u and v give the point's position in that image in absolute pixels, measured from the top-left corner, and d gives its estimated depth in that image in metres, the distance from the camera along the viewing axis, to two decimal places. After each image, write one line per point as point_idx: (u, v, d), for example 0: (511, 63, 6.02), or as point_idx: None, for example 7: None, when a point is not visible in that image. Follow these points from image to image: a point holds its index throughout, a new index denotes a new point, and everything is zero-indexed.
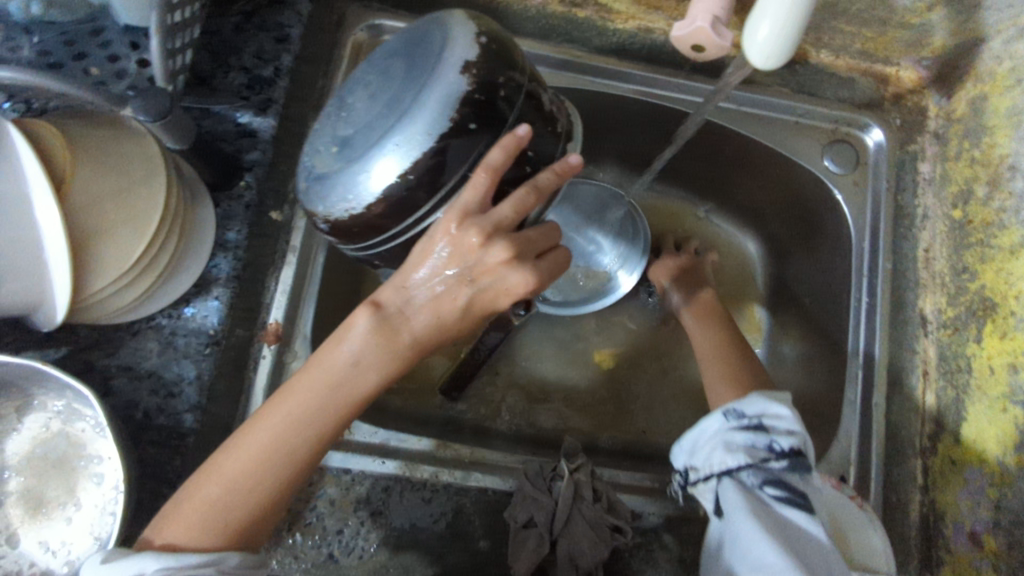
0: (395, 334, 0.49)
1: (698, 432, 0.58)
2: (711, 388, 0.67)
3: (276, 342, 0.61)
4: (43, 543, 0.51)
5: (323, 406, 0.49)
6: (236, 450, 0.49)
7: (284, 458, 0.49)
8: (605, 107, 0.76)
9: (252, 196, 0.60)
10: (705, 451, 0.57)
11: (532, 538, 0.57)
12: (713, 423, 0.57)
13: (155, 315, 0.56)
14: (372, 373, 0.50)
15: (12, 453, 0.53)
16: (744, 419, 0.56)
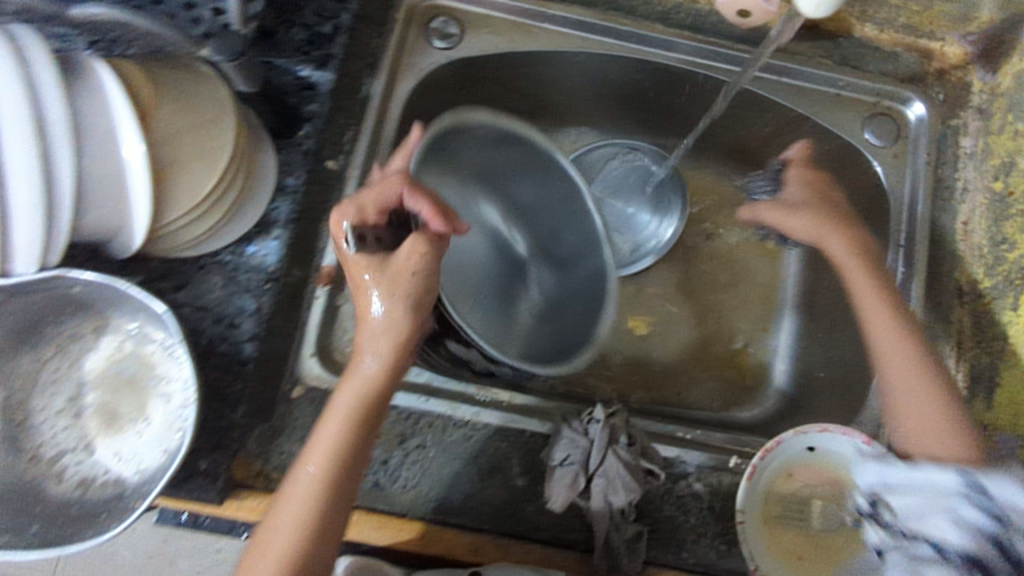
0: (363, 369, 0.55)
1: (917, 477, 0.50)
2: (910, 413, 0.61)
3: (329, 284, 0.64)
4: (117, 452, 0.56)
5: (324, 448, 0.54)
6: (275, 520, 0.53)
7: (310, 503, 0.52)
8: (649, 74, 0.78)
9: (310, 144, 0.63)
10: (920, 503, 0.48)
11: (568, 476, 0.60)
12: (942, 479, 0.48)
13: (220, 252, 0.60)
14: (351, 402, 0.55)
15: (88, 371, 0.57)
16: (983, 499, 0.45)
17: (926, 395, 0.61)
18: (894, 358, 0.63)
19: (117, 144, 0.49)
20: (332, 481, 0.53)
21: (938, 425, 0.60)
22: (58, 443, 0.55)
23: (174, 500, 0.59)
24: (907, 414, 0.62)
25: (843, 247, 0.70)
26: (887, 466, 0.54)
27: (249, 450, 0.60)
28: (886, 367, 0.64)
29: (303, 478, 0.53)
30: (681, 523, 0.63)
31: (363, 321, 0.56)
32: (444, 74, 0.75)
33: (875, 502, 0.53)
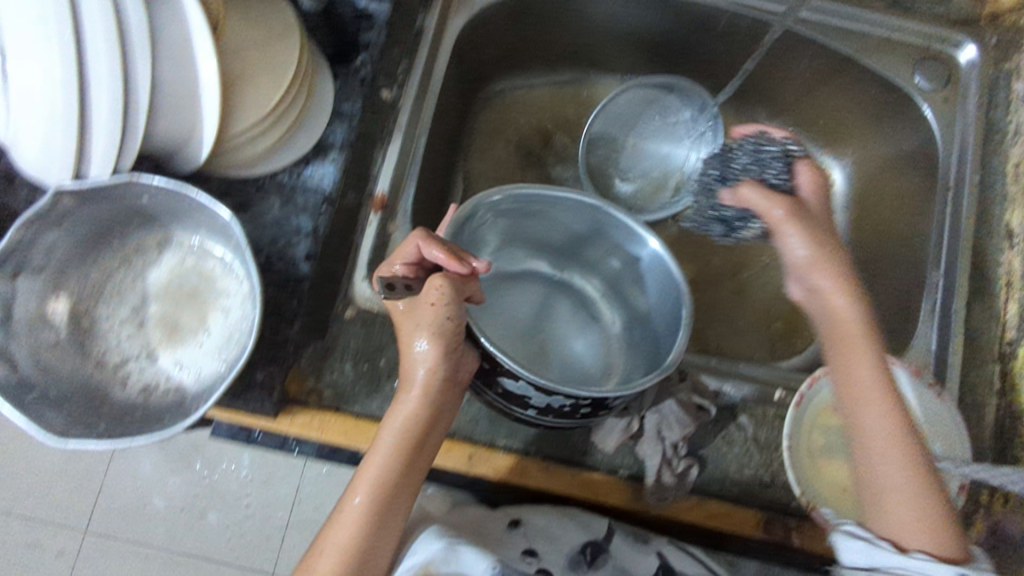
0: (405, 402, 0.56)
1: (914, 563, 0.46)
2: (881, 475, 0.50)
3: (382, 210, 0.64)
4: (177, 362, 0.57)
5: (370, 478, 0.54)
6: (319, 553, 0.52)
7: (355, 534, 0.52)
8: (694, 20, 0.79)
9: (367, 72, 0.66)
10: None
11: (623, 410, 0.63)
12: (941, 571, 0.45)
13: (279, 173, 0.61)
14: (396, 434, 0.56)
15: (152, 283, 0.58)
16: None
17: (908, 475, 0.49)
18: (882, 433, 0.51)
19: (191, 53, 0.50)
20: (377, 511, 0.53)
21: (921, 514, 0.48)
22: (122, 351, 0.56)
23: (229, 412, 0.60)
24: (884, 499, 0.50)
25: (846, 306, 0.54)
26: (875, 543, 0.48)
27: (303, 367, 0.61)
28: (866, 442, 0.51)
29: (349, 508, 0.53)
30: (726, 455, 0.64)
31: (405, 359, 0.57)
32: (497, 14, 0.75)
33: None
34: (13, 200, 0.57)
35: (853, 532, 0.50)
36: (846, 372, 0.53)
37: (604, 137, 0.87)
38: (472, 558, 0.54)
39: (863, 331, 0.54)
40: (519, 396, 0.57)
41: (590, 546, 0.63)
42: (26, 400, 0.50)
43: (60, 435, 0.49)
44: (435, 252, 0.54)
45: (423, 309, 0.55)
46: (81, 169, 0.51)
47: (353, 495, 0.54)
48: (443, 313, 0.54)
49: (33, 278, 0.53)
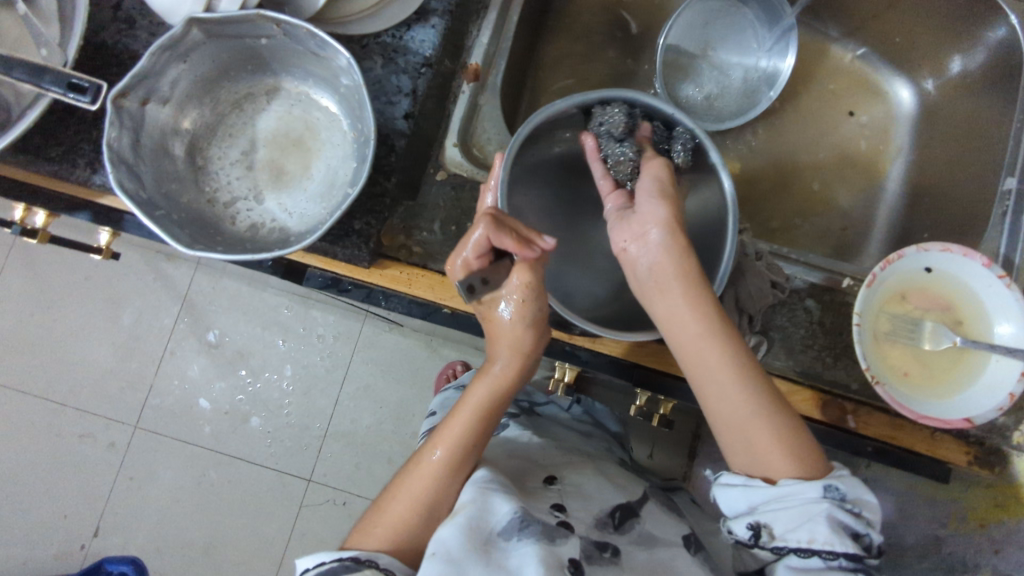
0: (494, 371, 0.61)
1: (785, 488, 0.48)
2: (737, 422, 0.51)
3: (475, 80, 0.68)
4: (281, 204, 0.60)
5: (452, 436, 0.58)
6: (394, 496, 0.56)
7: (431, 484, 0.56)
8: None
9: None
10: (788, 514, 0.47)
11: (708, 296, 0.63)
12: (810, 492, 0.47)
13: (382, 34, 0.63)
14: (481, 398, 0.60)
15: (262, 129, 0.62)
16: (843, 505, 0.47)
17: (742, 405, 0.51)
18: (716, 374, 0.52)
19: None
20: (455, 466, 0.57)
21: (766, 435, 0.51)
22: (232, 190, 0.60)
23: (323, 261, 0.63)
24: (738, 434, 0.52)
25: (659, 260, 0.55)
26: (751, 483, 0.50)
27: (394, 224, 0.64)
28: (699, 371, 0.53)
29: (428, 463, 0.57)
30: (791, 333, 0.67)
31: (494, 333, 0.60)
32: None
33: (753, 528, 0.49)
34: (135, 43, 0.61)
35: (731, 481, 0.52)
36: (676, 328, 0.54)
37: (677, 50, 0.87)
38: (497, 501, 0.54)
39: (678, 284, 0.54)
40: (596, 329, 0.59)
41: (619, 511, 0.62)
42: (154, 214, 0.53)
43: (188, 246, 0.52)
44: (503, 242, 0.54)
45: (506, 301, 0.58)
46: (211, 2, 0.54)
47: (430, 454, 0.58)
48: (528, 305, 0.57)
49: (158, 106, 0.56)
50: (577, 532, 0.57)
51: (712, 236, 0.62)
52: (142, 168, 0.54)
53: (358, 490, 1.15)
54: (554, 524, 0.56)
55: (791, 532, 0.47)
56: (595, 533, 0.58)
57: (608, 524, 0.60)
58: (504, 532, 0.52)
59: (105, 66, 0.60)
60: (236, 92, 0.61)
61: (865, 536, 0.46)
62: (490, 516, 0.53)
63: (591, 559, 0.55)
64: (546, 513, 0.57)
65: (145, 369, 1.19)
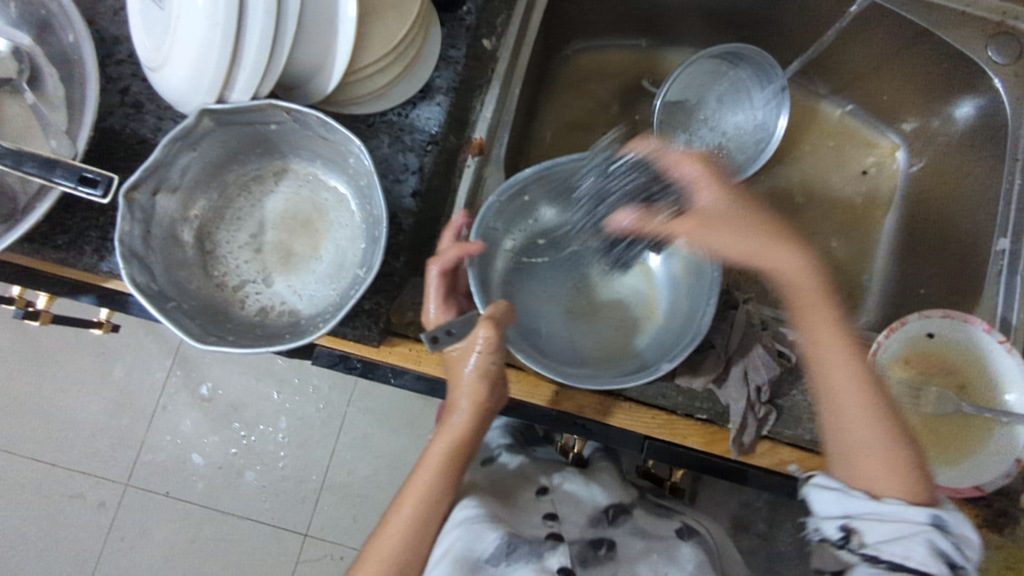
0: (452, 425, 0.57)
1: (889, 506, 0.53)
2: (856, 443, 0.56)
3: (479, 154, 0.68)
4: (290, 287, 0.60)
5: (417, 495, 0.57)
6: (366, 558, 0.55)
7: (402, 545, 0.55)
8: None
9: (472, 20, 0.68)
10: (885, 528, 0.52)
11: (710, 358, 0.65)
12: (913, 514, 0.52)
13: (388, 113, 0.65)
14: (440, 455, 0.57)
15: (270, 211, 0.62)
16: (946, 536, 0.51)
17: (877, 428, 0.56)
18: (849, 398, 0.57)
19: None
20: (424, 523, 0.56)
21: (877, 454, 0.56)
22: (241, 273, 0.59)
23: (333, 340, 0.63)
24: (852, 447, 0.57)
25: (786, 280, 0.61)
26: (851, 493, 0.54)
27: (403, 300, 0.64)
28: (834, 397, 0.58)
29: (397, 519, 0.56)
30: (800, 402, 0.66)
31: (452, 386, 0.57)
32: None
33: (845, 530, 0.54)
34: (141, 127, 0.61)
35: (827, 484, 0.56)
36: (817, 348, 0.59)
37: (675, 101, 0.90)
38: (483, 530, 0.58)
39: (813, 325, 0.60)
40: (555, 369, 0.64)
41: (611, 507, 0.67)
42: (165, 306, 0.52)
43: (200, 339, 0.51)
44: (449, 260, 0.58)
45: (471, 357, 0.55)
46: (224, 93, 0.55)
47: (399, 513, 0.57)
48: (492, 361, 0.55)
49: (170, 197, 0.56)
50: (566, 540, 0.61)
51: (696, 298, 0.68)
52: (152, 260, 0.54)
53: (356, 544, 1.13)
54: (543, 538, 0.60)
55: (886, 544, 0.51)
56: (591, 532, 0.64)
57: (602, 519, 0.66)
58: (493, 558, 0.57)
59: (113, 151, 0.60)
60: (243, 175, 0.62)
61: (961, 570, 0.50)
62: (478, 543, 0.57)
63: (586, 565, 0.61)
64: (539, 525, 0.62)
65: (137, 426, 1.17)
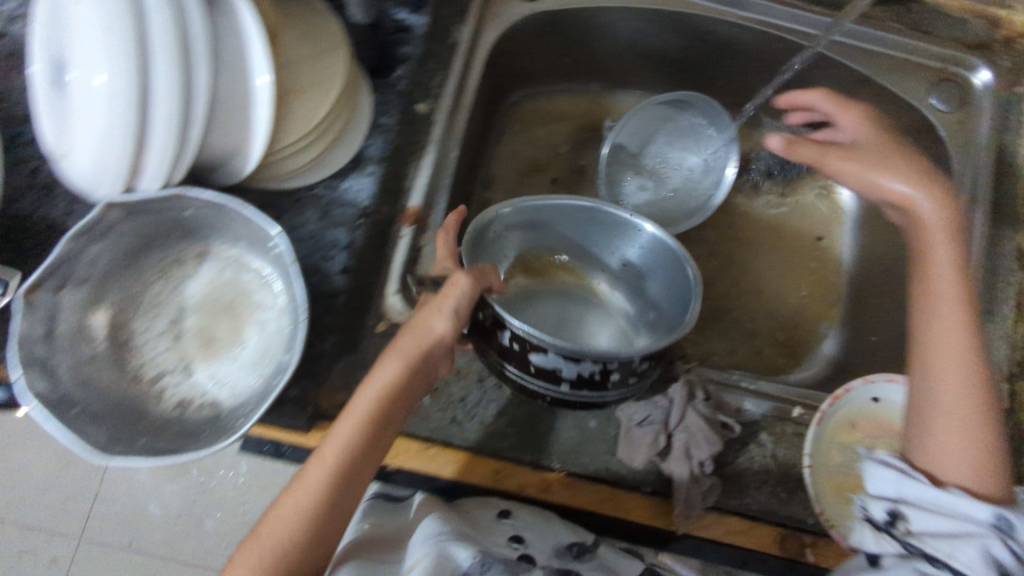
0: (389, 377, 0.50)
1: (946, 497, 0.49)
2: (936, 418, 0.52)
3: (415, 224, 0.64)
4: (211, 375, 0.57)
5: (338, 453, 0.48)
6: (270, 519, 0.46)
7: (314, 508, 0.46)
8: (706, 34, 0.79)
9: (404, 85, 0.66)
10: (938, 521, 0.48)
11: (648, 434, 0.61)
12: (973, 510, 0.47)
13: (316, 187, 0.62)
14: (371, 406, 0.49)
15: (190, 294, 0.59)
16: (1012, 542, 0.45)
17: (962, 398, 0.52)
18: (939, 365, 0.53)
19: (250, 63, 0.51)
20: (345, 489, 0.48)
21: (960, 446, 0.51)
22: (159, 363, 0.57)
23: (259, 427, 0.60)
24: (925, 415, 0.53)
25: (937, 210, 0.59)
26: (908, 475, 0.51)
27: (334, 381, 0.60)
28: (930, 364, 0.54)
29: (312, 479, 0.47)
30: (745, 470, 0.64)
31: (408, 330, 0.51)
32: (530, 25, 0.76)
33: (891, 514, 0.51)
34: (51, 210, 0.58)
35: (888, 462, 0.53)
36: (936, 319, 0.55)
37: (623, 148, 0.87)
38: (456, 548, 0.49)
39: (940, 199, 0.59)
40: (551, 370, 0.54)
41: (576, 544, 0.58)
42: (68, 414, 0.50)
43: (103, 452, 0.49)
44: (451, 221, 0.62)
45: (441, 307, 0.51)
46: (132, 182, 0.52)
47: (313, 473, 0.47)
48: (463, 314, 0.52)
49: (76, 290, 0.54)
50: (540, 564, 0.53)
51: (674, 303, 0.64)
52: (58, 360, 0.52)
53: None
54: (516, 559, 0.52)
55: (932, 538, 0.48)
56: (557, 562, 0.54)
57: (567, 553, 0.56)
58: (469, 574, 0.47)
59: (20, 237, 0.57)
60: (162, 259, 0.59)
61: None
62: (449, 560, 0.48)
63: None
64: (505, 547, 0.53)
65: None
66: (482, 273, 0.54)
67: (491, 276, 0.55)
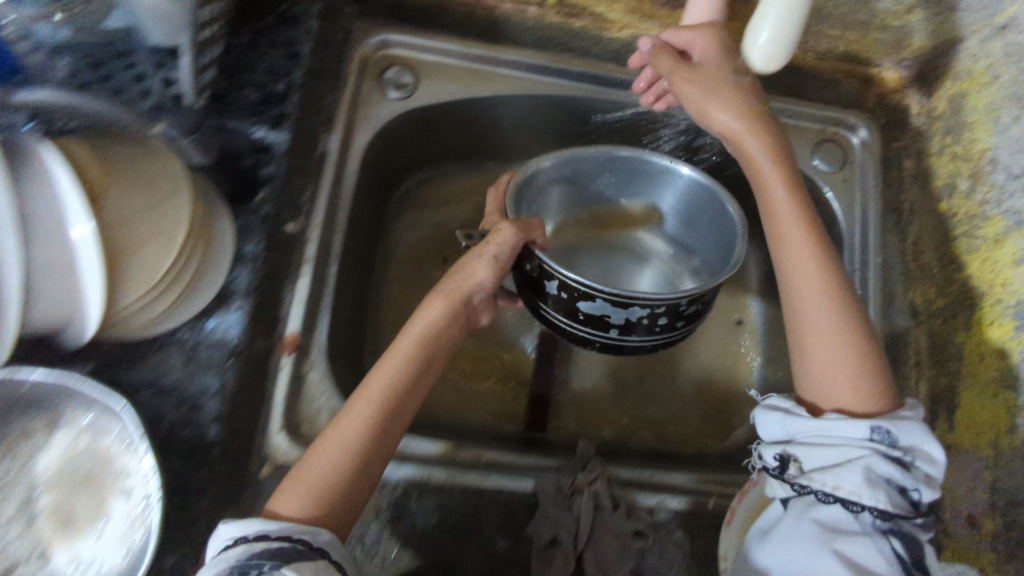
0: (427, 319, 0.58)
1: (828, 424, 0.52)
2: (807, 316, 0.56)
3: (294, 351, 0.62)
4: (71, 559, 0.52)
5: (386, 383, 0.55)
6: (318, 448, 0.52)
7: (364, 434, 0.53)
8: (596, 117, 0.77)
9: (269, 209, 0.60)
10: (822, 453, 0.51)
11: (558, 556, 0.59)
12: (852, 433, 0.50)
13: (178, 330, 0.57)
14: (413, 347, 0.57)
15: (43, 469, 0.54)
16: (891, 453, 0.49)
17: (830, 313, 0.56)
18: (794, 269, 0.58)
19: (62, 213, 0.46)
20: (393, 416, 0.54)
21: (846, 366, 0.54)
22: (9, 553, 0.51)
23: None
24: (802, 326, 0.57)
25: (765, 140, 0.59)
26: (793, 412, 0.54)
27: None
28: (789, 280, 0.58)
29: (361, 407, 0.54)
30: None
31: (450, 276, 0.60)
32: (401, 124, 0.72)
33: (782, 459, 0.53)
34: None
35: (775, 405, 0.56)
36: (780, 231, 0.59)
37: None
38: None
39: (762, 133, 0.59)
40: (600, 317, 0.60)
41: None
42: None
43: None
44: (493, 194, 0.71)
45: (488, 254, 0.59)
46: None
47: (360, 407, 0.54)
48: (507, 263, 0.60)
49: None
50: None
51: (709, 239, 0.71)
52: None
53: None
54: None
55: (819, 473, 0.50)
56: None
57: None
58: None
59: None
60: (7, 434, 0.54)
61: (911, 492, 0.48)
62: None
63: None
64: None
65: None
66: (528, 226, 0.61)
67: (537, 230, 0.61)
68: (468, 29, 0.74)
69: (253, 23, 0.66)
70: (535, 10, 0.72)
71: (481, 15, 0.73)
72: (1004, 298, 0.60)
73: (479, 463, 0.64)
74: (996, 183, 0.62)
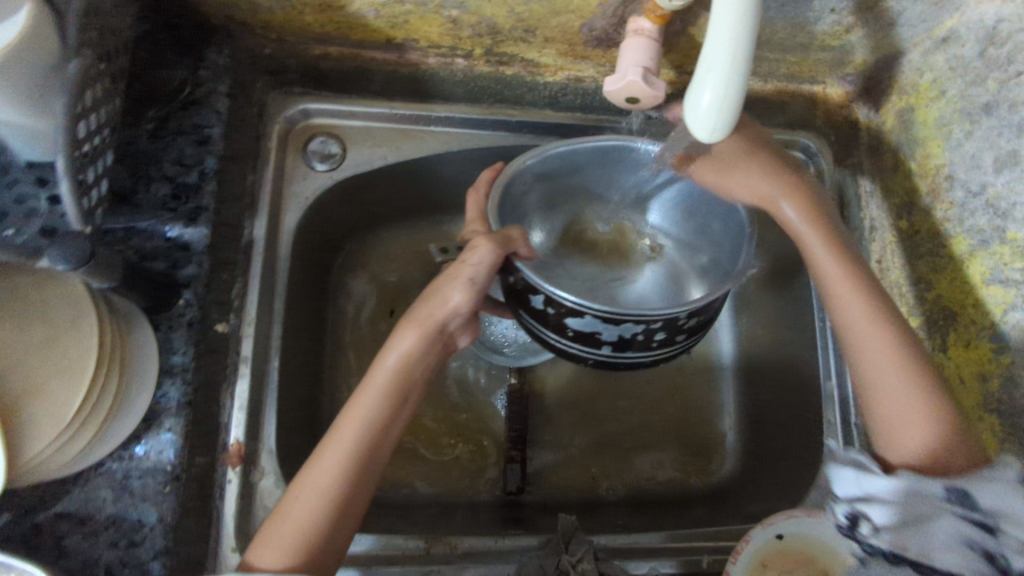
0: (403, 348, 0.52)
1: (900, 481, 0.47)
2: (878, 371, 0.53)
3: (240, 463, 0.57)
4: None
5: (360, 419, 0.51)
6: (296, 490, 0.49)
7: (342, 477, 0.49)
8: None
9: (194, 313, 0.55)
10: (893, 510, 0.46)
11: None
12: (923, 489, 0.46)
13: (104, 460, 0.51)
14: (387, 378, 0.52)
15: None
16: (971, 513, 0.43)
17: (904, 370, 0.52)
18: (854, 322, 0.54)
19: None
20: (369, 453, 0.50)
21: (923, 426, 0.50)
22: None
23: None
24: (873, 383, 0.53)
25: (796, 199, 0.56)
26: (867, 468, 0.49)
27: None
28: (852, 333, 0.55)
29: (336, 447, 0.50)
30: None
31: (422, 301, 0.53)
32: (330, 196, 0.69)
33: (852, 517, 0.48)
34: None
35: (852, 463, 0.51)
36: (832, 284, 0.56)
37: None
38: None
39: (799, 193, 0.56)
40: (591, 334, 0.52)
41: None
42: None
43: None
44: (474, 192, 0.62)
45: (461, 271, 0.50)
46: None
47: (336, 448, 0.50)
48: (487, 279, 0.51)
49: None
50: None
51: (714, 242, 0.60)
52: None
53: None
54: None
55: (887, 531, 0.45)
56: None
57: None
58: None
59: None
60: None
61: (998, 556, 0.41)
62: None
63: None
64: None
65: None
66: (509, 238, 0.50)
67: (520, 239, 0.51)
68: (393, 87, 0.69)
69: (155, 108, 0.58)
70: (462, 62, 0.67)
71: (406, 69, 0.67)
72: (976, 320, 0.58)
73: (457, 555, 0.61)
74: (956, 201, 0.60)
